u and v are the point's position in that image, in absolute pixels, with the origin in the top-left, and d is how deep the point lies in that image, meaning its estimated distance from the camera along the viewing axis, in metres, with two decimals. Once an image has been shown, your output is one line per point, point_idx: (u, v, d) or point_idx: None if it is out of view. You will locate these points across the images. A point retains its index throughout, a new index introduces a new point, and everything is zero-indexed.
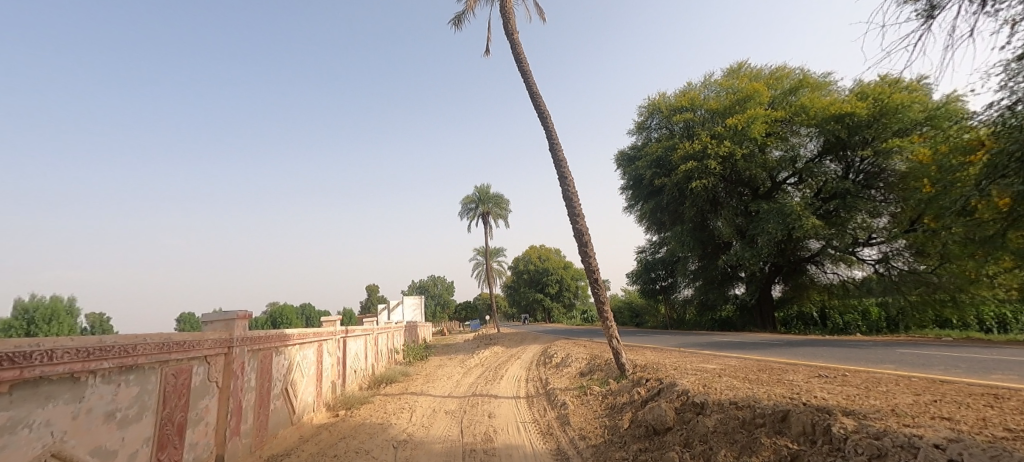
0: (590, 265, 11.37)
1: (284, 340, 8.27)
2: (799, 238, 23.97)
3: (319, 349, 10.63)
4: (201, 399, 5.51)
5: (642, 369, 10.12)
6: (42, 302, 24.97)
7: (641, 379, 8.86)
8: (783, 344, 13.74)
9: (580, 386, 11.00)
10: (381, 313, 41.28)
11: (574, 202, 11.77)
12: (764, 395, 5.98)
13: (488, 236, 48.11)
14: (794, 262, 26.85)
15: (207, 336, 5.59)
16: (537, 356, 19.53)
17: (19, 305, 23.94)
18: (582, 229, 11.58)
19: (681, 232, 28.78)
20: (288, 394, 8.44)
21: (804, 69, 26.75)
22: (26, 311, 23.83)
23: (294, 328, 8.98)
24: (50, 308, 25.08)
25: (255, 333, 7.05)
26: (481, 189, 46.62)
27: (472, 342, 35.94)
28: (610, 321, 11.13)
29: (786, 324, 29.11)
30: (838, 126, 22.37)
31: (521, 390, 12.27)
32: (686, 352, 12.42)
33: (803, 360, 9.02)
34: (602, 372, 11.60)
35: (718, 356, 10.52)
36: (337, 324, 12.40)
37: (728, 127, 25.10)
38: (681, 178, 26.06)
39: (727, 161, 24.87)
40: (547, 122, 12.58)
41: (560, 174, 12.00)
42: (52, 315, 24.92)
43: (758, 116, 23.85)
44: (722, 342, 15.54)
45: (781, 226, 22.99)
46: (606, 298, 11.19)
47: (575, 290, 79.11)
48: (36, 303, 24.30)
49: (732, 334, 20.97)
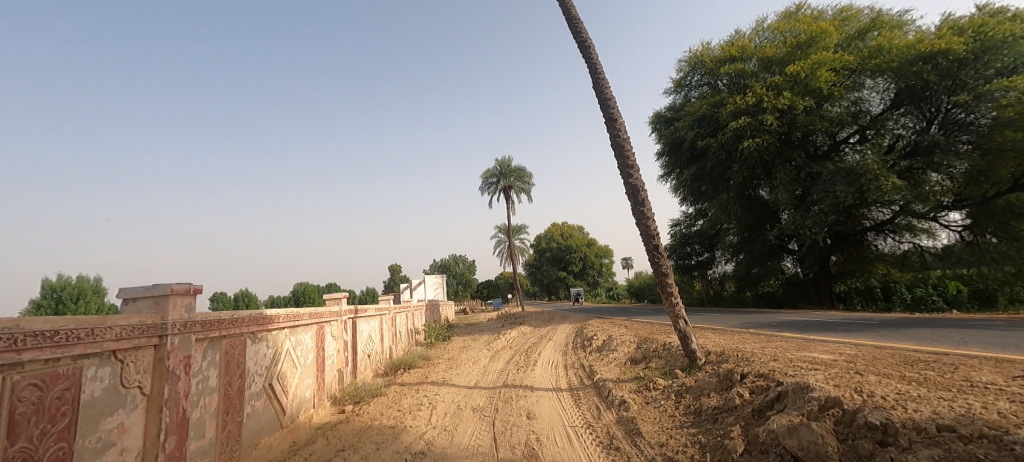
0: (648, 228, 9.09)
1: (263, 323, 6.35)
2: (871, 203, 20.83)
3: (318, 333, 8.79)
4: (102, 418, 3.56)
5: (720, 358, 7.91)
6: (69, 282, 24.29)
7: (731, 372, 6.64)
8: (876, 325, 11.36)
9: (637, 378, 8.89)
10: (403, 291, 39.96)
11: (626, 151, 9.40)
12: (995, 413, 3.65)
13: (511, 211, 45.92)
14: (858, 232, 23.82)
15: (110, 323, 3.63)
16: (570, 337, 17.57)
17: (47, 285, 23.28)
18: (637, 184, 9.22)
19: (726, 200, 25.78)
20: (273, 391, 6.62)
21: (875, 8, 23.37)
22: (53, 291, 23.14)
23: (281, 309, 7.08)
24: (77, 288, 24.39)
25: (211, 315, 5.06)
26: (503, 162, 44.26)
27: (498, 321, 34.09)
28: (675, 298, 8.86)
29: (844, 301, 26.29)
30: (926, 68, 18.97)
31: (562, 379, 10.27)
32: (763, 335, 10.19)
33: (952, 349, 6.70)
34: (662, 360, 9.44)
35: (817, 342, 8.24)
36: (343, 303, 10.44)
37: (787, 76, 21.90)
38: (731, 136, 22.99)
39: (786, 116, 21.65)
40: (589, 52, 10.17)
41: (607, 115, 9.62)
42: (79, 294, 24.14)
43: (826, 61, 20.58)
44: (793, 323, 13.22)
45: (851, 188, 19.84)
46: (669, 268, 8.88)
47: (599, 267, 76.78)
48: (63, 283, 23.55)
49: (796, 311, 18.44)
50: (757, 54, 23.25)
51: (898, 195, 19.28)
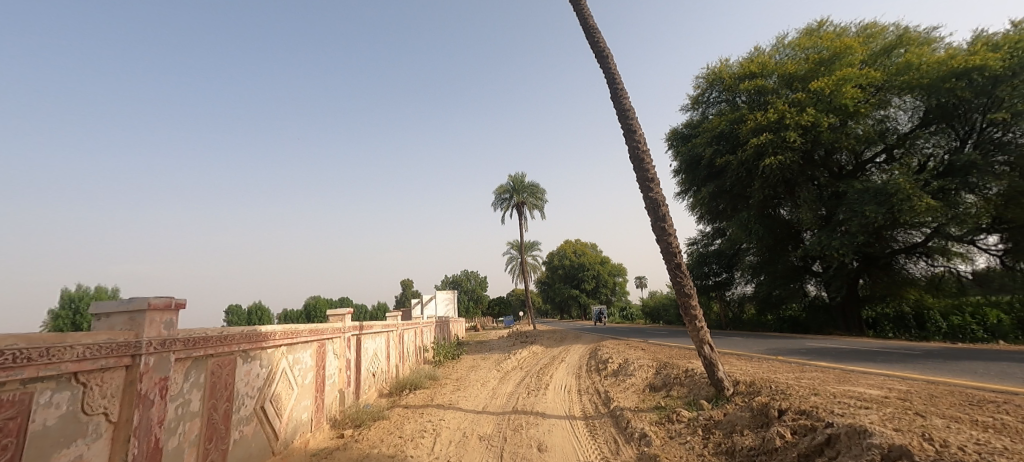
0: (669, 245, 8.52)
1: (257, 340, 5.92)
2: (903, 224, 19.83)
3: (319, 351, 8.35)
4: (54, 451, 3.12)
5: (751, 389, 7.22)
6: (86, 292, 24.53)
7: (766, 407, 5.96)
8: (917, 355, 10.50)
9: (658, 408, 8.22)
10: (413, 307, 39.55)
11: (646, 163, 8.90)
12: None
13: (524, 227, 45.48)
14: (888, 254, 22.72)
15: (71, 342, 3.22)
16: (583, 358, 16.83)
17: (66, 295, 23.54)
18: (658, 199, 8.68)
19: (747, 219, 24.91)
20: (265, 414, 6.15)
21: (901, 25, 22.78)
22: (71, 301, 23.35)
23: (277, 325, 6.66)
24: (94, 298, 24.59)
25: (196, 332, 4.64)
26: (516, 178, 44.06)
27: (508, 340, 33.32)
28: (699, 321, 8.21)
29: (875, 327, 24.95)
30: (960, 84, 18.18)
31: (575, 406, 9.61)
32: (794, 363, 9.44)
33: (1018, 387, 5.96)
34: (685, 389, 8.75)
35: (858, 374, 7.51)
36: (347, 320, 10.01)
37: (810, 93, 21.31)
38: (752, 153, 22.32)
39: (810, 133, 20.94)
40: (607, 61, 9.82)
41: (625, 126, 9.17)
42: None
43: (851, 77, 19.98)
44: (823, 350, 12.36)
45: (882, 208, 18.91)
46: (693, 289, 8.26)
47: (612, 286, 75.46)
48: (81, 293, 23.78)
49: (824, 338, 17.41)
50: (778, 71, 22.74)
51: (933, 216, 18.29)
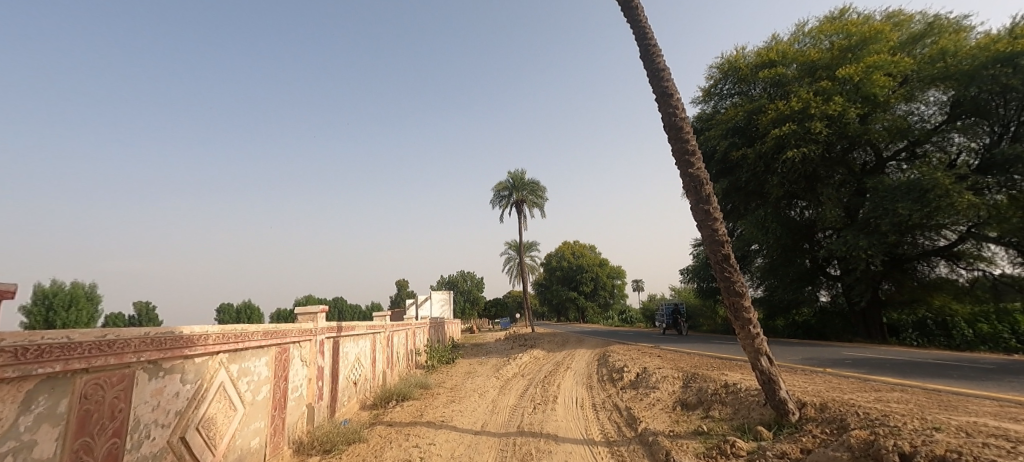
0: (715, 232, 6.87)
1: (173, 346, 4.23)
2: (935, 224, 18.34)
3: (279, 358, 6.66)
4: None
5: (830, 415, 5.61)
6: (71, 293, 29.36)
7: (874, 447, 4.34)
8: (991, 369, 9.02)
9: (701, 434, 6.63)
10: (408, 307, 37.99)
11: (685, 133, 7.26)
12: None
13: (523, 226, 43.89)
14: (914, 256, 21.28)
15: None
16: (592, 365, 15.29)
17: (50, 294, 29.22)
18: (700, 177, 7.04)
19: (763, 217, 23.36)
20: (186, 450, 4.45)
21: (928, 13, 21.50)
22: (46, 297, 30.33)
23: (214, 326, 4.98)
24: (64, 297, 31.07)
25: (40, 341, 2.92)
26: (517, 175, 42.44)
27: (507, 342, 31.67)
28: (755, 327, 6.58)
29: (896, 334, 23.53)
30: (1005, 71, 16.77)
31: (594, 427, 8.00)
32: (859, 380, 7.84)
33: None
34: (731, 410, 7.15)
35: (959, 398, 5.96)
36: (319, 319, 8.31)
37: (836, 81, 20.00)
38: (771, 145, 20.92)
39: (836, 124, 19.53)
40: (637, 14, 8.25)
41: (659, 89, 7.56)
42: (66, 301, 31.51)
43: (882, 64, 18.71)
44: (871, 361, 10.86)
45: (916, 206, 17.48)
46: (746, 287, 6.64)
47: (611, 289, 73.92)
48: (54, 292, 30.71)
49: (855, 347, 15.94)
50: (799, 59, 21.44)
51: (972, 214, 16.89)
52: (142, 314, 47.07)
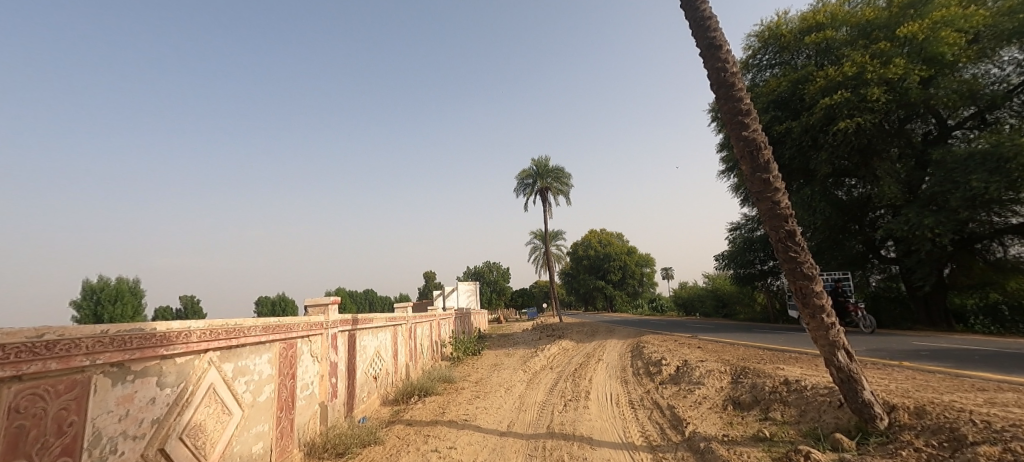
0: (777, 205, 5.79)
1: (141, 344, 3.60)
2: (1015, 198, 16.33)
3: (284, 355, 6.08)
4: None
5: (936, 423, 4.54)
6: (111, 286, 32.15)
7: None
8: None
9: (764, 441, 5.65)
10: (435, 298, 37.90)
11: (736, 90, 6.20)
12: None
13: (548, 214, 42.87)
14: (984, 235, 19.21)
15: None
16: (625, 357, 14.40)
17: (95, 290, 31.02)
18: (756, 140, 5.96)
19: (810, 197, 21.61)
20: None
21: None
22: (94, 292, 31.96)
23: (199, 321, 4.37)
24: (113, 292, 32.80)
25: None
26: (541, 162, 41.30)
27: (535, 332, 31.03)
28: (829, 317, 5.51)
29: (962, 320, 21.68)
30: None
31: (633, 429, 7.11)
32: (951, 377, 6.65)
33: None
34: (799, 413, 6.12)
35: None
36: (331, 312, 7.73)
37: (896, 42, 18.07)
38: (820, 117, 19.22)
39: (895, 89, 17.69)
40: None
41: (705, 41, 6.49)
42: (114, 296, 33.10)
43: (950, 20, 16.73)
44: (951, 352, 9.51)
45: (994, 177, 15.60)
46: (815, 269, 5.57)
47: (640, 277, 72.00)
48: (101, 287, 32.40)
49: (920, 335, 14.40)
50: (851, 20, 19.52)
51: None
52: (187, 307, 49.14)
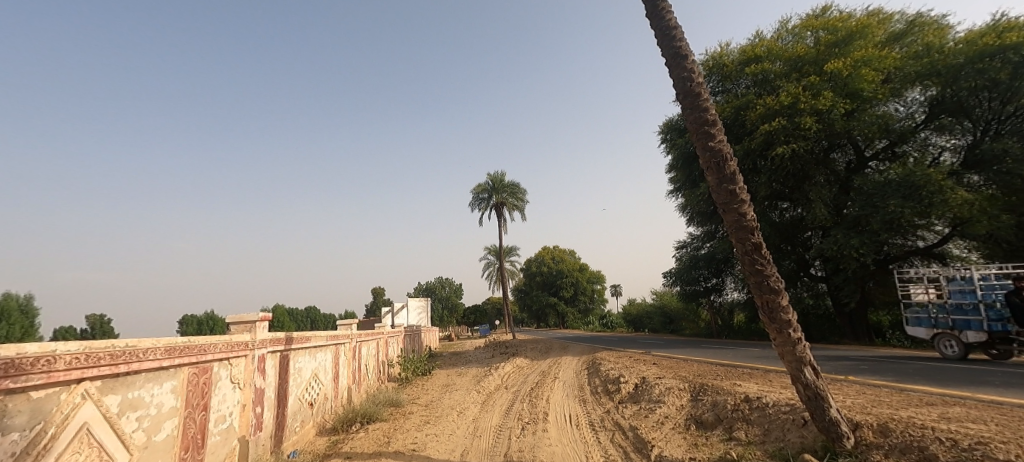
0: (743, 218, 5.67)
1: None
2: (925, 223, 17.94)
3: (194, 381, 5.11)
4: None
5: (905, 440, 4.45)
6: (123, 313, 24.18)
7: None
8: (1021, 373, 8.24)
9: None
10: (383, 315, 36.08)
11: (702, 100, 6.12)
12: None
13: (503, 230, 42.53)
14: (899, 256, 20.97)
15: None
16: (582, 375, 14.06)
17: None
18: (722, 151, 5.88)
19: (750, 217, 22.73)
20: None
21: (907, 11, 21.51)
22: None
23: (71, 343, 3.44)
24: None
25: None
26: (496, 177, 41.08)
27: (488, 350, 30.21)
28: (795, 332, 5.39)
29: (879, 335, 23.41)
30: (992, 64, 16.62)
31: (596, 454, 6.65)
32: (898, 391, 6.78)
33: None
34: (765, 431, 5.94)
35: None
36: (260, 330, 6.74)
37: (823, 76, 19.67)
38: (760, 142, 20.41)
39: (825, 119, 19.15)
40: None
41: (671, 50, 6.41)
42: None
43: (869, 59, 18.40)
44: (887, 365, 9.97)
45: (908, 202, 17.09)
46: (782, 284, 5.46)
47: (591, 294, 73.09)
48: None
49: (852, 348, 15.26)
50: (785, 55, 21.07)
51: (964, 211, 16.51)
52: (96, 327, 43.38)
